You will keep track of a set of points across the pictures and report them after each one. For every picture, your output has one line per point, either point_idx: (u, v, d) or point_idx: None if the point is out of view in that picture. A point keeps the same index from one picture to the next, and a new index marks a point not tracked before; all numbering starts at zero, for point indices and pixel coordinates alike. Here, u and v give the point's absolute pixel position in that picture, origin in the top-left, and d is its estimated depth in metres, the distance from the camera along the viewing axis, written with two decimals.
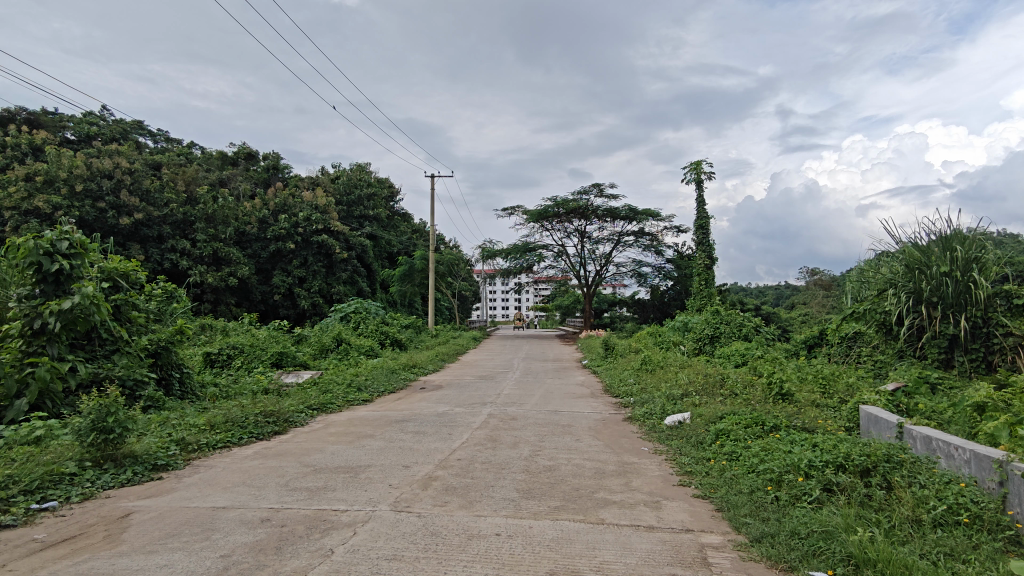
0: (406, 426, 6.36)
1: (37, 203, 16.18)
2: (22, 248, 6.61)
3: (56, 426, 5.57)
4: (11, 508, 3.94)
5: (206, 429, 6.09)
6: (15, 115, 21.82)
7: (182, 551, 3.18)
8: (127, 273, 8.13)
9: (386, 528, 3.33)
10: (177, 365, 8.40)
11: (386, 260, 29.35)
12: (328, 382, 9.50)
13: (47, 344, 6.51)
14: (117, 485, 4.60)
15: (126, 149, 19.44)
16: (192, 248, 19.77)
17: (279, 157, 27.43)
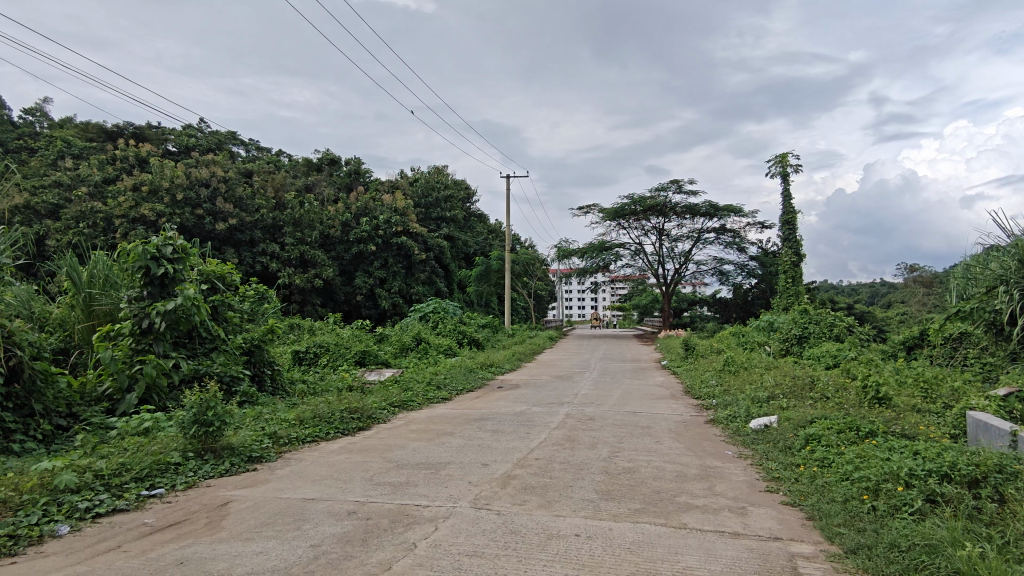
0: (485, 425, 6.43)
1: (143, 211, 17.40)
2: (133, 253, 7.17)
3: (162, 418, 5.99)
4: (125, 494, 4.27)
5: (296, 424, 6.39)
6: (124, 130, 23.59)
7: (275, 539, 3.35)
8: (223, 275, 8.62)
9: (467, 524, 3.38)
10: (269, 362, 8.84)
11: (463, 260, 29.79)
12: (409, 380, 9.74)
13: (153, 342, 7.01)
14: (217, 474, 4.90)
15: (220, 159, 20.69)
16: (281, 251, 20.74)
17: (360, 162, 28.36)
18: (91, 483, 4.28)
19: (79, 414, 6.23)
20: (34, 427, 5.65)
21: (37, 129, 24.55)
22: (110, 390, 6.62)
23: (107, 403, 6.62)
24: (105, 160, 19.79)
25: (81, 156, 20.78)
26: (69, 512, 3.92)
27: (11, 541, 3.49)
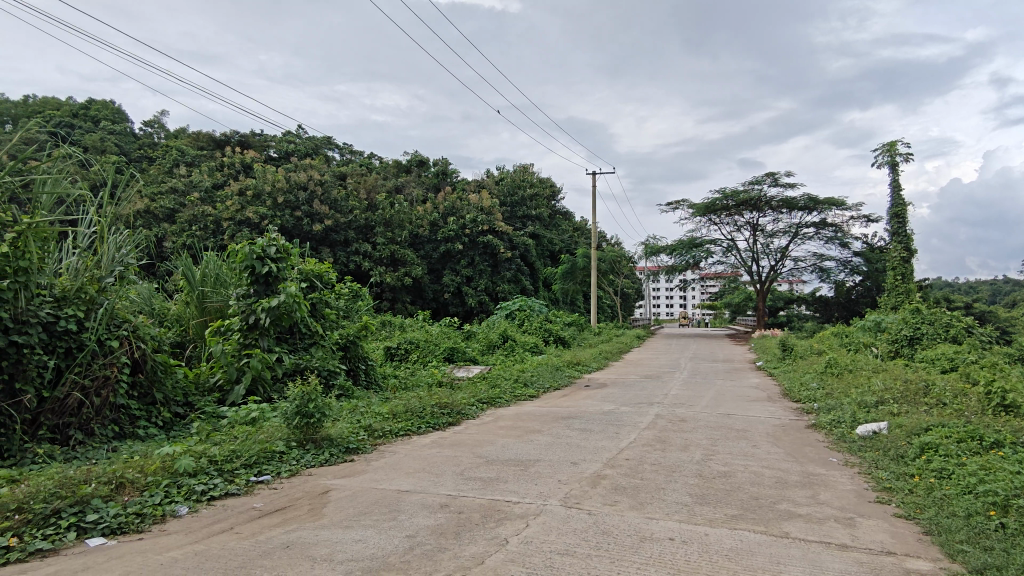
0: (573, 424, 6.39)
1: (248, 214, 18.52)
2: (241, 254, 7.65)
3: (267, 409, 6.36)
4: (236, 479, 4.56)
5: (389, 417, 6.61)
6: (230, 138, 25.19)
7: (373, 528, 3.46)
8: (321, 274, 9.02)
9: (558, 523, 3.38)
10: (364, 357, 9.20)
11: (549, 258, 29.83)
12: (496, 378, 9.85)
13: (259, 337, 7.47)
14: (318, 464, 5.15)
15: (317, 164, 21.75)
16: (372, 250, 21.50)
17: (448, 163, 28.92)
18: (206, 468, 4.60)
19: (194, 403, 6.71)
20: (155, 415, 6.16)
21: (156, 140, 26.67)
22: (220, 381, 7.12)
23: (218, 393, 7.10)
24: (215, 166, 21.17)
25: (193, 164, 22.36)
26: (188, 494, 4.23)
27: (139, 519, 3.81)
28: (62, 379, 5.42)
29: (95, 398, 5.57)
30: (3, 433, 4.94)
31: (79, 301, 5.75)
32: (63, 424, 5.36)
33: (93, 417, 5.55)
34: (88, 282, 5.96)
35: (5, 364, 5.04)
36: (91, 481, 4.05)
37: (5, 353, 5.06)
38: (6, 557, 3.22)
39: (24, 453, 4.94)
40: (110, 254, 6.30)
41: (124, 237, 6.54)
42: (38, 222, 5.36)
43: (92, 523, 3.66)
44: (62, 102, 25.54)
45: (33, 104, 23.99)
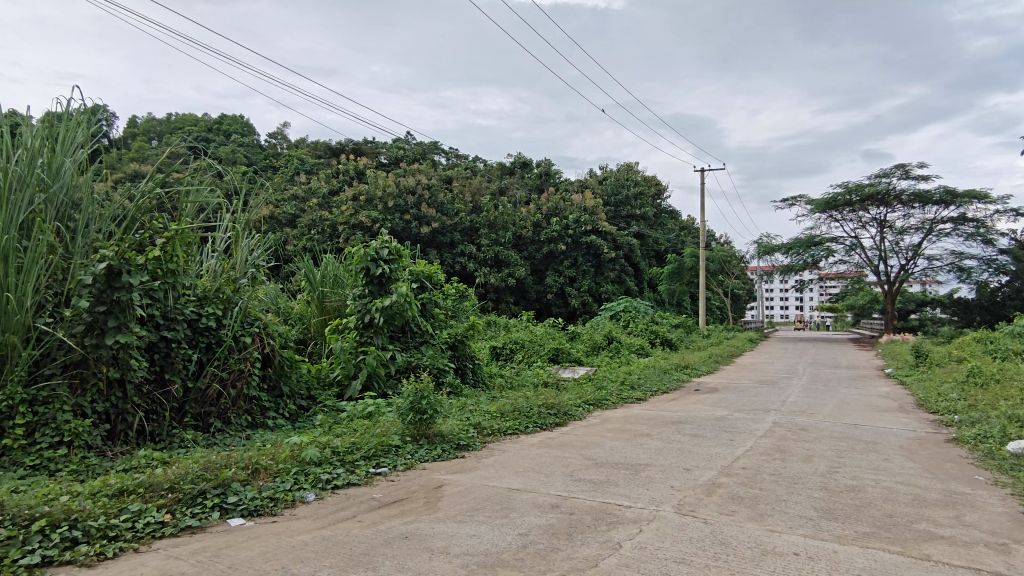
0: (684, 429, 6.22)
1: (361, 219, 19.52)
2: (357, 256, 8.09)
3: (382, 404, 6.65)
4: (356, 470, 4.82)
5: (497, 416, 6.73)
6: (345, 146, 26.60)
7: (486, 525, 3.54)
8: (430, 275, 9.30)
9: (672, 530, 3.30)
10: (471, 356, 9.43)
11: (653, 258, 29.26)
12: (602, 379, 9.77)
13: (373, 335, 7.84)
14: (431, 459, 5.34)
15: (425, 169, 22.52)
16: (477, 252, 21.97)
17: (551, 164, 29.03)
18: (330, 458, 4.89)
19: (316, 397, 7.16)
20: (282, 407, 6.63)
21: (279, 150, 28.66)
22: (339, 376, 7.54)
23: (337, 388, 7.53)
24: (331, 174, 22.38)
25: (312, 172, 23.84)
26: (315, 482, 4.51)
27: (272, 503, 4.10)
28: (203, 371, 5.95)
29: (231, 390, 6.07)
30: (156, 418, 5.49)
31: (217, 301, 6.28)
32: (204, 413, 5.88)
33: (230, 407, 6.06)
34: (225, 282, 6.49)
35: (156, 357, 5.60)
36: (231, 466, 4.41)
37: (156, 347, 5.62)
38: (162, 531, 3.59)
39: (172, 438, 5.47)
40: (243, 257, 6.81)
41: (256, 241, 7.05)
42: (183, 228, 5.86)
43: (232, 504, 3.99)
44: (199, 118, 28.01)
45: (175, 121, 26.53)
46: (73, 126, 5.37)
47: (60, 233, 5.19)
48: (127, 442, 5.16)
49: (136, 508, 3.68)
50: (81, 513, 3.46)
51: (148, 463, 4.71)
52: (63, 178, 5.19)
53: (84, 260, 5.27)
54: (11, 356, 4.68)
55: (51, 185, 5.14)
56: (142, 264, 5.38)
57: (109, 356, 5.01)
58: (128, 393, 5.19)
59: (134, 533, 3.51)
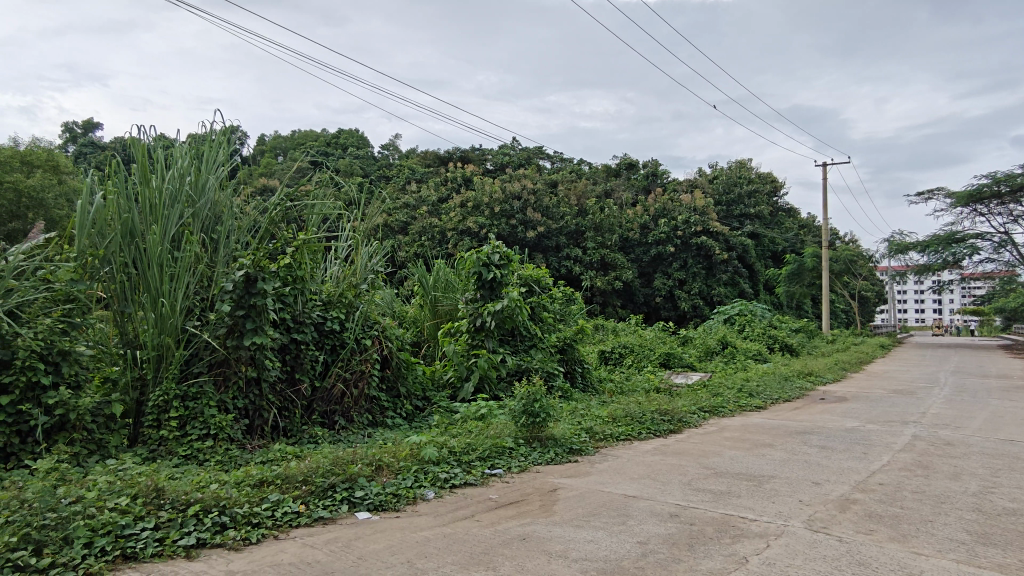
0: (811, 440, 5.88)
1: (469, 224, 19.99)
2: (469, 261, 8.29)
3: (495, 406, 6.78)
4: (473, 470, 4.95)
5: (610, 421, 6.67)
6: (453, 154, 27.38)
7: (604, 531, 3.52)
8: (539, 279, 9.35)
9: (804, 546, 3.13)
10: (580, 359, 9.42)
11: (769, 258, 27.89)
12: (718, 386, 9.41)
13: (485, 338, 8.03)
14: (545, 462, 5.38)
15: (530, 173, 22.72)
16: (583, 255, 21.89)
17: (658, 164, 28.38)
18: (448, 458, 5.04)
19: (431, 398, 7.42)
20: (400, 407, 6.93)
21: (392, 161, 29.98)
22: (452, 378, 7.78)
23: (451, 389, 7.77)
24: (440, 181, 23.04)
25: (422, 180, 24.75)
26: (434, 480, 4.67)
27: (396, 499, 4.29)
28: (329, 372, 6.34)
29: (354, 389, 6.43)
30: (288, 415, 5.90)
31: (341, 305, 6.64)
32: (330, 411, 6.26)
33: (353, 405, 6.42)
34: (347, 287, 6.85)
35: (287, 357, 6.02)
36: (357, 462, 4.65)
37: (288, 349, 6.03)
38: (298, 521, 3.85)
39: (302, 434, 5.85)
40: (364, 263, 7.16)
41: (375, 248, 7.38)
42: (310, 237, 6.25)
43: (360, 499, 4.21)
44: (319, 134, 29.86)
45: (299, 137, 28.43)
46: (215, 146, 5.89)
47: (205, 244, 5.70)
48: (263, 436, 5.59)
49: (275, 498, 3.97)
50: (228, 500, 3.78)
51: (283, 456, 5.07)
52: (207, 194, 5.70)
53: (225, 268, 5.74)
54: (166, 355, 5.19)
55: (197, 200, 5.66)
56: (274, 271, 5.79)
57: (247, 356, 5.45)
58: (264, 390, 5.62)
59: (274, 521, 3.79)
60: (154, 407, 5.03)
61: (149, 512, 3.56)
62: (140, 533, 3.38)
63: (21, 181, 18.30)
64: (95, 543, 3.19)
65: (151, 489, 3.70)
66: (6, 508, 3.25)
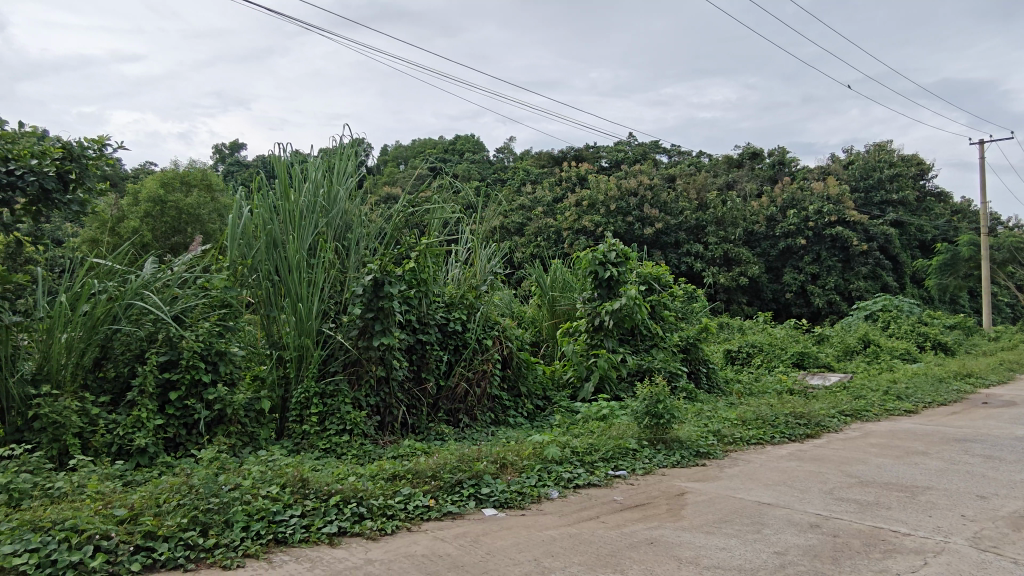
0: (973, 449, 5.30)
1: (585, 223, 19.91)
2: (585, 261, 8.24)
3: (616, 407, 6.69)
4: (596, 470, 4.91)
5: (739, 424, 6.37)
6: (567, 154, 27.38)
7: (737, 538, 3.37)
8: (659, 276, 9.08)
9: (969, 567, 2.83)
10: (705, 360, 9.09)
11: (916, 248, 25.47)
12: (860, 388, 8.71)
13: (604, 338, 7.95)
14: (670, 465, 5.25)
15: (646, 168, 22.25)
16: (705, 251, 21.11)
17: (785, 151, 26.77)
18: (570, 457, 5.03)
19: (551, 398, 7.45)
20: (521, 406, 7.03)
21: (508, 163, 30.46)
22: (572, 378, 7.78)
23: (571, 389, 7.78)
24: (555, 181, 23.06)
25: (537, 181, 24.95)
26: (557, 480, 4.68)
27: (520, 497, 4.35)
28: (453, 371, 6.55)
29: (477, 388, 6.61)
30: (415, 412, 6.16)
31: (462, 306, 6.83)
32: (455, 409, 6.46)
33: (476, 404, 6.60)
34: (468, 289, 7.04)
35: (414, 357, 6.28)
36: (483, 459, 4.75)
37: (414, 349, 6.29)
38: (429, 514, 4.00)
39: (429, 430, 6.08)
40: (483, 265, 7.31)
41: (493, 249, 7.52)
42: (432, 242, 6.47)
43: (486, 495, 4.31)
44: (437, 142, 30.95)
45: (419, 146, 29.57)
46: (344, 159, 6.27)
47: (338, 251, 6.08)
48: (394, 432, 5.88)
49: (407, 492, 4.15)
50: (365, 493, 4.00)
51: (412, 451, 5.30)
52: (338, 204, 6.09)
53: (356, 273, 6.08)
54: (306, 355, 5.58)
55: (330, 211, 6.04)
56: (400, 275, 6.06)
57: (377, 356, 5.75)
58: (393, 388, 5.91)
59: (406, 514, 3.96)
60: (297, 403, 5.43)
61: (297, 500, 3.85)
62: (289, 519, 3.65)
63: (182, 200, 20.54)
64: (251, 527, 3.49)
65: (297, 479, 3.98)
66: (177, 492, 3.64)
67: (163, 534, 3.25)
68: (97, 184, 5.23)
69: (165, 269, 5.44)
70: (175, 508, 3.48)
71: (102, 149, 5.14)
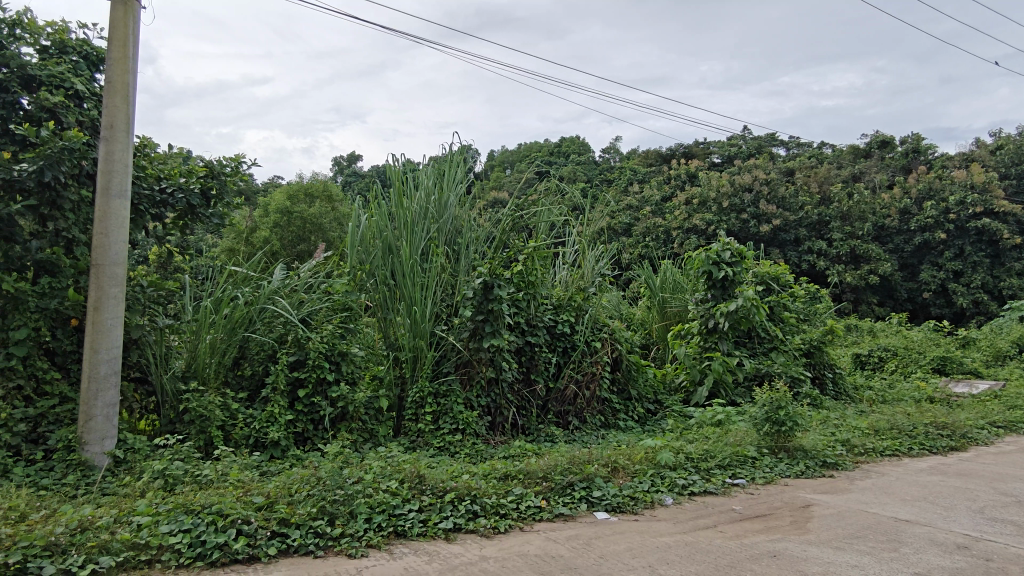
0: None
1: (695, 221, 19.29)
2: (697, 261, 7.97)
3: (733, 412, 6.41)
4: (713, 478, 4.74)
5: (871, 433, 5.92)
6: (677, 151, 26.64)
7: (870, 556, 3.14)
8: (778, 276, 8.60)
9: None
10: (830, 365, 8.54)
11: None
12: (1015, 397, 7.84)
13: (719, 340, 7.65)
14: (794, 475, 4.97)
15: (762, 162, 21.21)
16: (829, 248, 19.81)
17: (920, 138, 24.59)
18: (684, 464, 4.88)
19: (663, 402, 7.29)
20: (632, 410, 6.93)
21: (614, 163, 30.10)
22: (685, 382, 7.55)
23: (683, 393, 7.56)
24: (663, 180, 22.48)
25: (645, 180, 24.49)
26: (671, 486, 4.57)
27: (633, 502, 4.29)
28: (561, 373, 6.56)
29: (586, 390, 6.58)
30: (525, 413, 6.24)
31: (571, 308, 6.81)
32: (564, 411, 6.48)
33: (586, 406, 6.57)
34: (576, 291, 7.01)
35: (524, 359, 6.35)
36: (594, 462, 4.70)
37: (523, 351, 6.36)
38: (541, 515, 4.03)
39: (539, 432, 6.13)
40: (591, 266, 7.25)
41: (601, 250, 7.45)
42: (540, 244, 6.51)
43: (598, 498, 4.28)
44: (543, 145, 31.12)
45: (525, 150, 29.89)
46: (454, 165, 6.48)
47: (449, 255, 6.27)
48: (505, 432, 5.99)
49: (519, 492, 4.19)
50: (479, 491, 4.09)
51: (523, 452, 5.36)
52: (448, 210, 6.29)
53: (467, 276, 6.24)
54: (420, 356, 5.77)
55: (440, 217, 6.25)
56: (509, 278, 6.15)
57: (487, 357, 5.86)
58: (503, 389, 6.01)
59: (519, 513, 4.01)
60: (412, 402, 5.64)
61: (415, 495, 4.00)
62: (408, 513, 3.81)
63: (306, 211, 22.02)
64: (373, 519, 3.67)
65: (415, 475, 4.14)
66: (307, 483, 3.89)
67: (295, 522, 3.49)
68: (234, 199, 5.71)
69: (293, 275, 5.84)
70: (305, 498, 3.72)
71: (238, 167, 5.61)
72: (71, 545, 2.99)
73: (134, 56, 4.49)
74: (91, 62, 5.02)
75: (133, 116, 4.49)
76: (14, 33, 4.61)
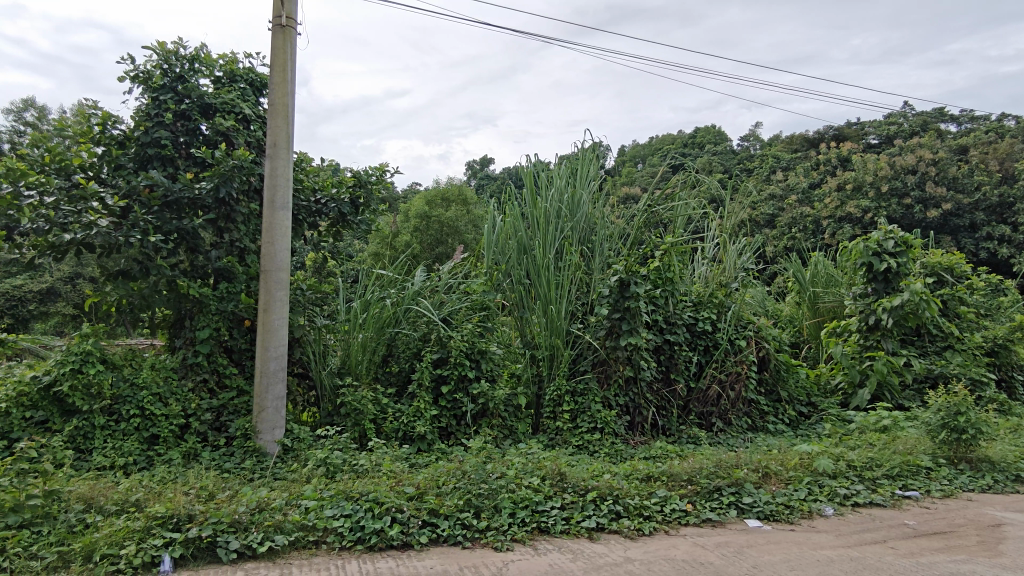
0: None
1: (849, 209, 17.76)
2: (855, 251, 7.28)
3: (900, 417, 5.83)
4: (880, 489, 4.34)
5: None
6: (826, 134, 24.67)
7: None
8: (953, 266, 7.68)
9: None
10: (1019, 366, 7.53)
11: None
12: None
13: (882, 339, 6.99)
14: (978, 489, 4.44)
15: (928, 140, 19.08)
16: (1014, 233, 17.45)
17: None
18: (846, 472, 4.50)
19: (818, 404, 6.80)
20: (782, 412, 6.52)
21: (754, 151, 28.46)
22: (843, 384, 6.98)
23: (841, 396, 7.00)
24: (810, 166, 20.90)
25: (789, 168, 22.94)
26: (832, 495, 4.24)
27: (789, 511, 4.04)
28: (703, 372, 6.31)
29: (731, 391, 6.29)
30: (666, 413, 6.08)
31: (712, 305, 6.52)
32: (707, 412, 6.24)
33: (730, 408, 6.28)
34: (716, 287, 6.70)
35: (663, 358, 6.18)
36: (743, 467, 4.46)
37: (662, 350, 6.18)
38: (687, 519, 3.91)
39: (681, 433, 5.96)
40: (734, 261, 6.90)
41: (743, 244, 7.08)
42: (677, 239, 6.30)
43: (749, 505, 4.07)
44: (676, 137, 30.12)
45: (657, 143, 29.07)
46: (586, 163, 6.45)
47: (584, 253, 6.24)
48: (644, 433, 5.88)
49: (662, 494, 4.08)
50: (621, 492, 4.03)
51: (665, 453, 5.22)
52: (581, 208, 6.26)
53: (602, 274, 6.17)
54: (557, 354, 5.81)
55: (575, 215, 6.24)
56: (646, 274, 6.00)
57: (625, 356, 5.77)
58: (642, 388, 5.89)
59: (664, 516, 3.92)
60: (550, 400, 5.68)
61: (557, 492, 4.03)
62: (550, 510, 3.84)
63: (443, 214, 22.94)
64: (517, 514, 3.74)
65: (556, 473, 4.16)
66: (453, 476, 4.03)
67: (444, 512, 3.64)
68: (380, 206, 6.08)
69: (434, 277, 6.09)
70: (453, 490, 3.86)
71: (382, 175, 5.95)
72: (251, 523, 3.32)
73: (291, 79, 4.91)
74: (255, 88, 5.57)
75: (293, 134, 4.92)
76: (193, 67, 5.21)
